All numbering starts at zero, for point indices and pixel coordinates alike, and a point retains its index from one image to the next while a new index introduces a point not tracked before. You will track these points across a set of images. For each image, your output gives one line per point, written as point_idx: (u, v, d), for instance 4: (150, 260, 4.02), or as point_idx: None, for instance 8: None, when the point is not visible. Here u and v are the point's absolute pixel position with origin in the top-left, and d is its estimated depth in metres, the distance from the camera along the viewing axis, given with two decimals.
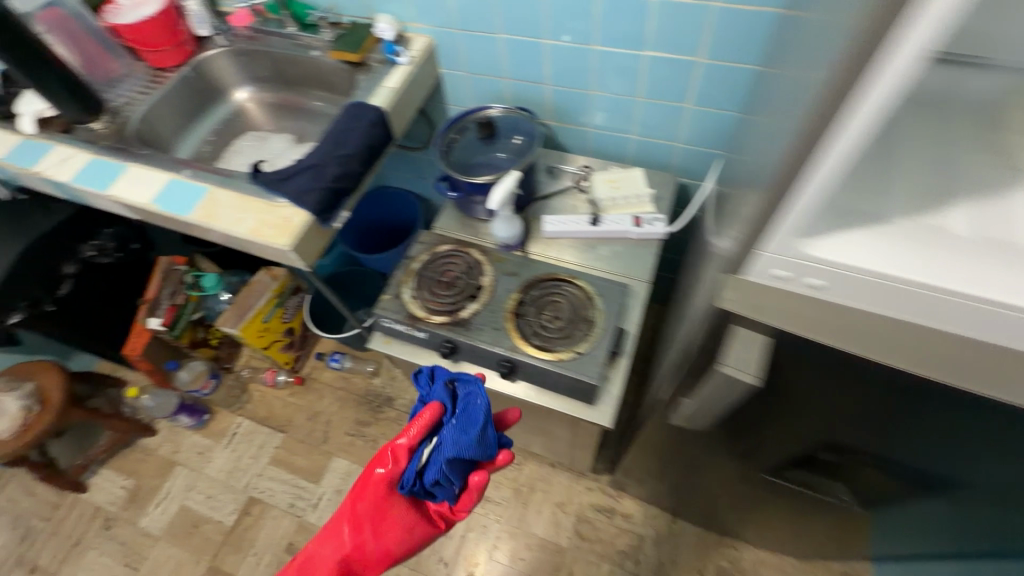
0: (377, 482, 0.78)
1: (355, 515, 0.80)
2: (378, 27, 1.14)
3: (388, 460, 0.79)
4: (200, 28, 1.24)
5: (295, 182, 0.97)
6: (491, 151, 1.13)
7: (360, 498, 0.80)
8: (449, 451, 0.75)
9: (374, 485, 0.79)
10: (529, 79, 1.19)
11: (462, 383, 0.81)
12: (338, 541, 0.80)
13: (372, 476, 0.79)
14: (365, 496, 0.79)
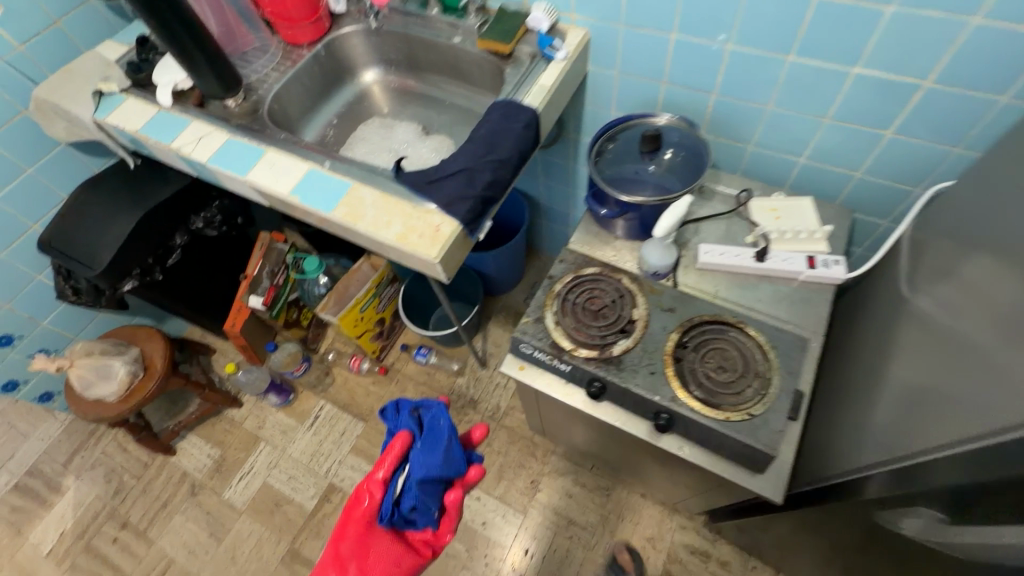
0: (355, 520, 0.82)
1: (336, 556, 0.82)
2: (534, 16, 1.03)
3: (362, 497, 0.82)
4: (337, 4, 1.17)
5: (446, 186, 0.89)
6: (645, 164, 1.04)
7: (342, 539, 0.82)
8: (418, 474, 0.81)
9: (354, 521, 0.82)
10: (694, 87, 1.05)
11: (426, 408, 0.90)
12: None
13: (350, 515, 0.83)
14: (346, 535, 0.82)
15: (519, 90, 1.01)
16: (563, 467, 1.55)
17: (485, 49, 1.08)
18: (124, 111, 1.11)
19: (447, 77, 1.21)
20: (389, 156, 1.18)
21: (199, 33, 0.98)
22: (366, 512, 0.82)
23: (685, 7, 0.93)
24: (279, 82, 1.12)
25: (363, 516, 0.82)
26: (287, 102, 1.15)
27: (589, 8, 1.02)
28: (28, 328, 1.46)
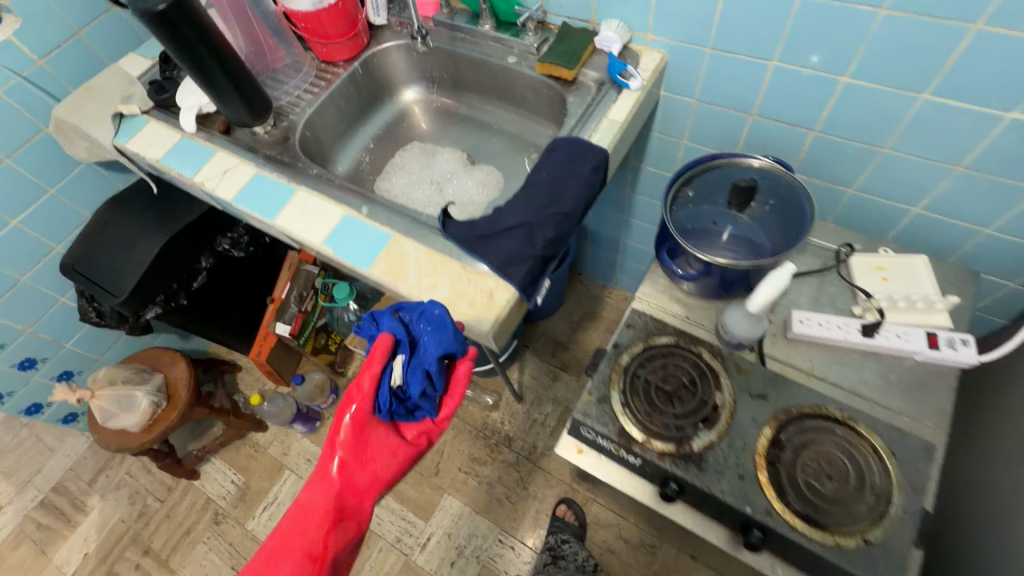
0: (347, 420, 0.69)
1: (323, 458, 0.70)
2: (603, 36, 0.90)
3: (352, 394, 0.70)
4: (377, 16, 1.05)
5: (500, 244, 0.76)
6: (725, 214, 0.90)
7: (329, 446, 0.70)
8: (434, 352, 0.68)
9: (345, 431, 0.69)
10: (789, 121, 0.90)
11: (412, 306, 0.73)
12: (322, 483, 0.70)
13: (339, 421, 0.69)
14: (340, 426, 0.69)
15: (585, 125, 0.86)
16: (605, 517, 1.44)
17: (545, 74, 0.94)
18: (145, 137, 1.01)
19: (496, 100, 1.08)
20: (431, 189, 1.05)
21: (225, 55, 0.87)
22: (358, 403, 0.69)
23: (794, 30, 0.77)
24: (311, 107, 1.01)
25: (357, 416, 0.70)
26: (320, 127, 1.03)
27: (669, 27, 0.87)
28: (51, 351, 1.40)
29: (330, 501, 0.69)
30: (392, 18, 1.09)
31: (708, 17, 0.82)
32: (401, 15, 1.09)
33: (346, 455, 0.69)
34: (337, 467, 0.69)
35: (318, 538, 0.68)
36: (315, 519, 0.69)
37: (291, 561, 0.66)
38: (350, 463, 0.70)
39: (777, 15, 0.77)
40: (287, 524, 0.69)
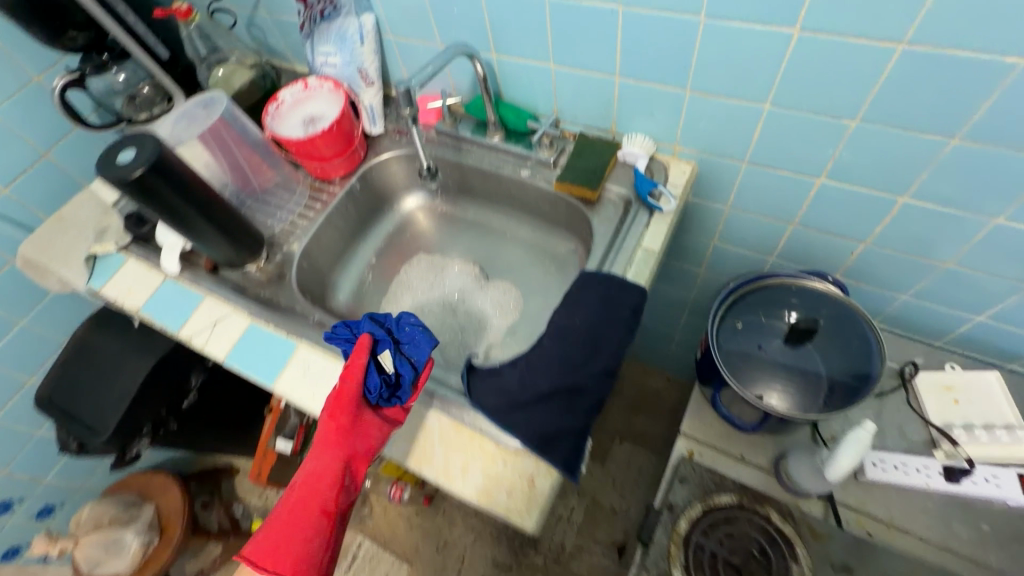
0: (340, 402, 0.64)
1: (324, 431, 0.64)
2: (627, 151, 0.82)
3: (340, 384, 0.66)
4: (373, 126, 0.98)
5: (536, 417, 0.67)
6: (772, 339, 0.80)
7: (327, 422, 0.64)
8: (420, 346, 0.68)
9: (338, 411, 0.64)
10: (837, 232, 0.82)
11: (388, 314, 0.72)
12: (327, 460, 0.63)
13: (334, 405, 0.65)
14: (331, 409, 0.64)
15: (616, 256, 0.78)
16: None
17: (565, 192, 0.86)
18: (123, 281, 0.91)
19: (507, 207, 0.99)
20: (443, 311, 0.96)
21: (212, 203, 0.78)
22: (347, 389, 0.65)
23: (845, 154, 0.70)
24: (307, 235, 0.92)
25: (349, 399, 0.65)
26: (318, 254, 0.94)
27: (699, 141, 0.79)
28: (28, 489, 1.27)
29: (337, 467, 0.63)
30: (389, 125, 1.01)
31: (745, 135, 0.74)
32: (399, 122, 1.00)
33: (346, 428, 0.64)
34: (338, 437, 0.63)
35: (331, 499, 0.62)
36: (326, 482, 0.62)
37: (306, 524, 0.60)
38: (351, 434, 0.64)
39: (826, 139, 0.69)
40: (293, 493, 0.62)
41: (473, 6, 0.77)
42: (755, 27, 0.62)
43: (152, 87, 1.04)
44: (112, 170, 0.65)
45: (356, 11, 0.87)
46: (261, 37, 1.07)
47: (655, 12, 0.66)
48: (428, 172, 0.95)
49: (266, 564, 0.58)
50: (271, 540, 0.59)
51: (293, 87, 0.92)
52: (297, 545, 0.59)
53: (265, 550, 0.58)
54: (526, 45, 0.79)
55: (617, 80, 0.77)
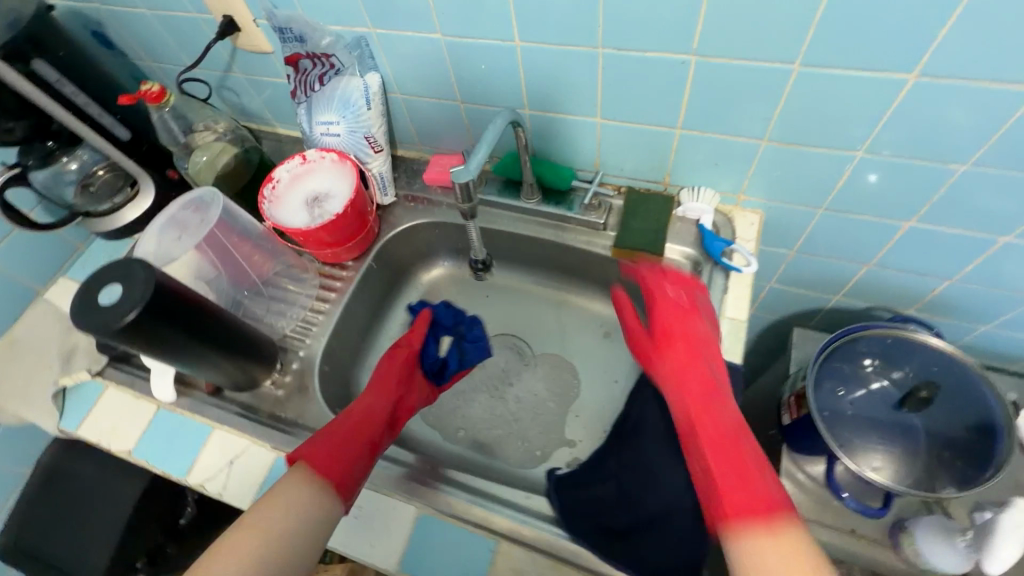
0: (402, 358, 0.79)
1: (379, 378, 0.74)
2: (688, 207, 0.74)
3: (404, 346, 0.81)
4: (383, 195, 0.86)
5: (654, 548, 0.56)
6: (858, 390, 0.74)
7: (387, 372, 0.76)
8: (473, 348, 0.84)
9: (397, 363, 0.78)
10: (918, 271, 0.75)
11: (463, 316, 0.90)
12: (381, 395, 0.72)
13: (393, 358, 0.78)
14: (394, 360, 0.78)
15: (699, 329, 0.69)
16: None
17: (622, 257, 0.78)
18: (106, 417, 0.75)
19: (543, 269, 0.89)
20: (489, 398, 0.83)
21: (218, 328, 0.63)
22: (411, 348, 0.81)
23: (945, 197, 0.63)
24: (325, 335, 0.78)
25: (408, 357, 0.79)
26: (338, 351, 0.81)
27: (769, 189, 0.71)
28: None
29: (388, 406, 0.70)
30: (400, 191, 0.89)
31: (827, 182, 0.67)
32: (412, 186, 0.89)
33: (400, 377, 0.76)
34: (391, 383, 0.74)
35: (379, 434, 0.66)
36: (378, 416, 0.68)
37: (355, 447, 0.62)
38: (402, 385, 0.75)
39: (924, 181, 0.63)
40: (347, 418, 0.66)
41: (508, 61, 0.67)
42: (855, 75, 0.55)
43: (110, 171, 0.87)
44: (95, 314, 0.51)
45: (358, 70, 0.75)
46: (238, 102, 0.93)
47: (737, 62, 0.58)
48: (483, 266, 0.85)
49: (321, 465, 0.59)
50: (319, 450, 0.61)
51: (288, 163, 0.79)
52: (345, 462, 0.60)
53: (316, 458, 0.59)
54: (571, 100, 0.69)
55: (679, 133, 0.68)
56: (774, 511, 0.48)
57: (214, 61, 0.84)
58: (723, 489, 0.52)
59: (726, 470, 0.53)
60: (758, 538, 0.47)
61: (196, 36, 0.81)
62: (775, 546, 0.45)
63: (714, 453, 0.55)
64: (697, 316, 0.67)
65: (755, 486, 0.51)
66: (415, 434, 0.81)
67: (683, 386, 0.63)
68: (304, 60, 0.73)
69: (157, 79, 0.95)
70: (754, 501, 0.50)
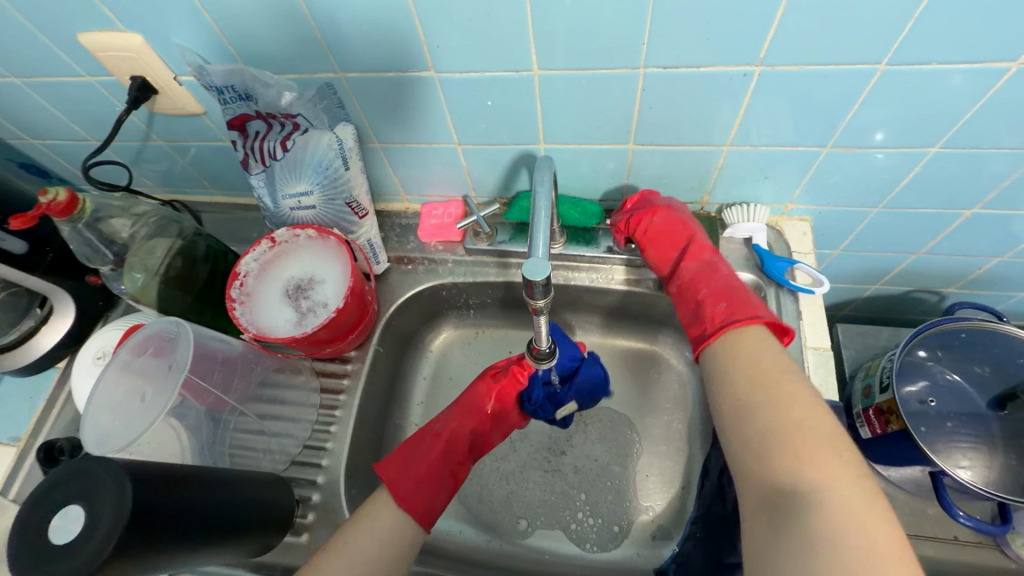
0: (508, 387, 0.68)
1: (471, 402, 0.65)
2: (737, 228, 0.67)
3: (512, 376, 0.67)
4: (377, 264, 0.72)
5: None
6: (924, 384, 0.70)
7: (483, 396, 0.66)
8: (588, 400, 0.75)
9: (500, 388, 0.67)
10: (967, 253, 0.72)
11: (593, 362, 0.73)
12: (472, 420, 0.64)
13: (495, 378, 0.68)
14: (498, 387, 0.67)
15: None
16: None
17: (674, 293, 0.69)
18: None
19: (574, 312, 0.78)
20: (544, 476, 0.72)
21: (221, 499, 0.48)
22: (518, 383, 0.68)
23: (1013, 182, 0.59)
24: (344, 451, 0.65)
25: (512, 391, 0.68)
26: (360, 465, 0.67)
27: (822, 195, 0.65)
28: None
29: (472, 434, 0.64)
30: (391, 253, 0.75)
31: (890, 180, 0.61)
32: (405, 246, 0.75)
33: (498, 407, 0.67)
34: (490, 410, 0.66)
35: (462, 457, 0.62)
36: (464, 445, 0.62)
37: (439, 482, 0.58)
38: (496, 416, 0.67)
39: (997, 170, 0.58)
40: (437, 443, 0.60)
41: (521, 95, 0.56)
42: (941, 69, 0.48)
43: (7, 291, 0.65)
44: (49, 563, 0.35)
45: (326, 124, 0.58)
46: (163, 173, 0.74)
47: (810, 67, 0.50)
48: (547, 353, 0.60)
49: (404, 486, 0.55)
50: (401, 469, 0.57)
51: (255, 251, 0.62)
52: (429, 493, 0.57)
53: (399, 481, 0.56)
54: (597, 129, 0.59)
55: (726, 150, 0.61)
56: (736, 323, 0.56)
57: (126, 133, 0.66)
58: (693, 321, 0.60)
59: (701, 313, 0.60)
60: (720, 345, 0.55)
61: (98, 105, 0.62)
62: (737, 340, 0.54)
63: (687, 302, 0.63)
64: (664, 212, 0.64)
65: (722, 308, 0.58)
66: (469, 538, 0.69)
67: (665, 266, 0.66)
68: (255, 121, 0.57)
69: (48, 159, 0.74)
70: (716, 321, 0.57)
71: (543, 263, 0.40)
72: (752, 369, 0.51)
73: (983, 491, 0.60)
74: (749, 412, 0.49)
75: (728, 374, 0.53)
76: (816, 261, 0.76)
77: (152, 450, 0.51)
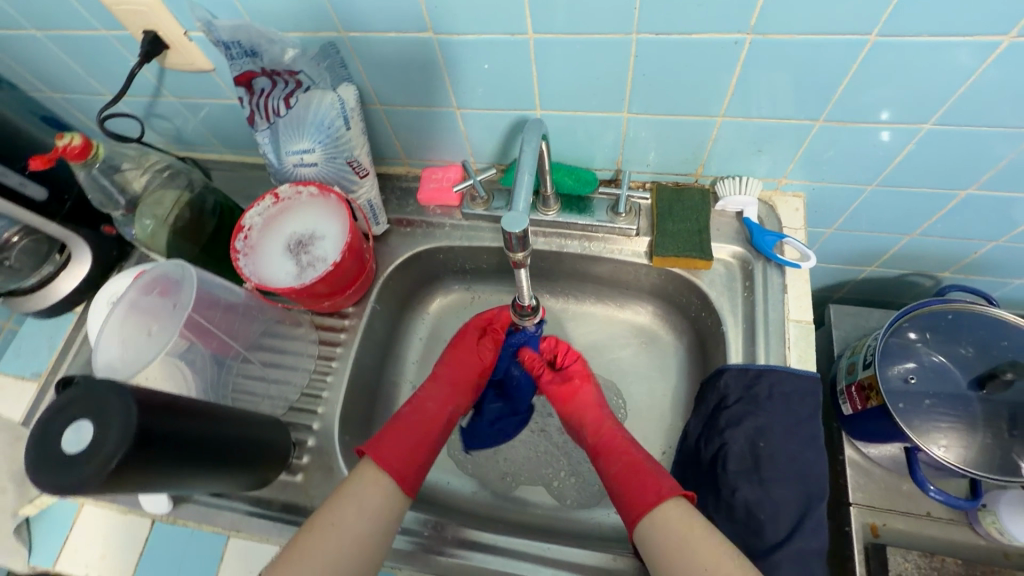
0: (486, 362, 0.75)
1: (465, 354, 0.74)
2: (728, 201, 0.68)
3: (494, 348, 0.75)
4: (376, 225, 0.74)
5: None
6: (911, 364, 0.71)
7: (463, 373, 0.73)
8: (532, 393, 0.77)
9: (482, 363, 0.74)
10: (963, 236, 0.72)
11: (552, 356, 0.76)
12: (449, 397, 0.70)
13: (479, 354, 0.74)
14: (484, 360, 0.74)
15: (763, 338, 0.63)
16: None
17: (663, 265, 0.70)
18: (91, 542, 0.63)
19: (566, 281, 0.80)
20: (530, 434, 0.76)
21: (220, 433, 0.51)
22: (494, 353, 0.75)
23: (1008, 162, 0.59)
24: (339, 400, 0.68)
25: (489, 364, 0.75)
26: (354, 415, 0.71)
27: (816, 171, 0.65)
28: None
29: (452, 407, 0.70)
30: (391, 215, 0.77)
31: (884, 157, 0.62)
32: (404, 209, 0.77)
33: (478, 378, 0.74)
34: (469, 386, 0.73)
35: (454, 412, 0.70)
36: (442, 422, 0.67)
37: (421, 451, 0.63)
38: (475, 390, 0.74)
39: (993, 149, 0.58)
40: (422, 418, 0.65)
41: (517, 58, 0.57)
42: (937, 42, 0.48)
43: (28, 235, 0.70)
44: (67, 471, 0.39)
45: (329, 84, 0.60)
46: (175, 130, 0.77)
47: (802, 36, 0.50)
48: (528, 311, 0.66)
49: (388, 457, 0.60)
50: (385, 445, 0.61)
51: (259, 205, 0.65)
52: (413, 461, 0.61)
53: (383, 452, 0.60)
54: (592, 95, 0.61)
55: (719, 121, 0.61)
56: (665, 492, 0.56)
57: (138, 87, 0.69)
58: (621, 501, 0.59)
59: (631, 483, 0.59)
60: (654, 517, 0.55)
61: (112, 58, 0.65)
62: (668, 512, 0.54)
63: (610, 465, 0.63)
64: (590, 385, 0.72)
65: (649, 476, 0.58)
66: (454, 489, 0.73)
67: (587, 423, 0.68)
68: (261, 78, 0.59)
69: (67, 112, 0.77)
70: (648, 490, 0.57)
71: (521, 217, 0.42)
72: (687, 538, 0.52)
73: (956, 468, 0.62)
74: (691, 550, 0.51)
75: (666, 544, 0.52)
76: (808, 239, 0.76)
77: (160, 382, 0.55)
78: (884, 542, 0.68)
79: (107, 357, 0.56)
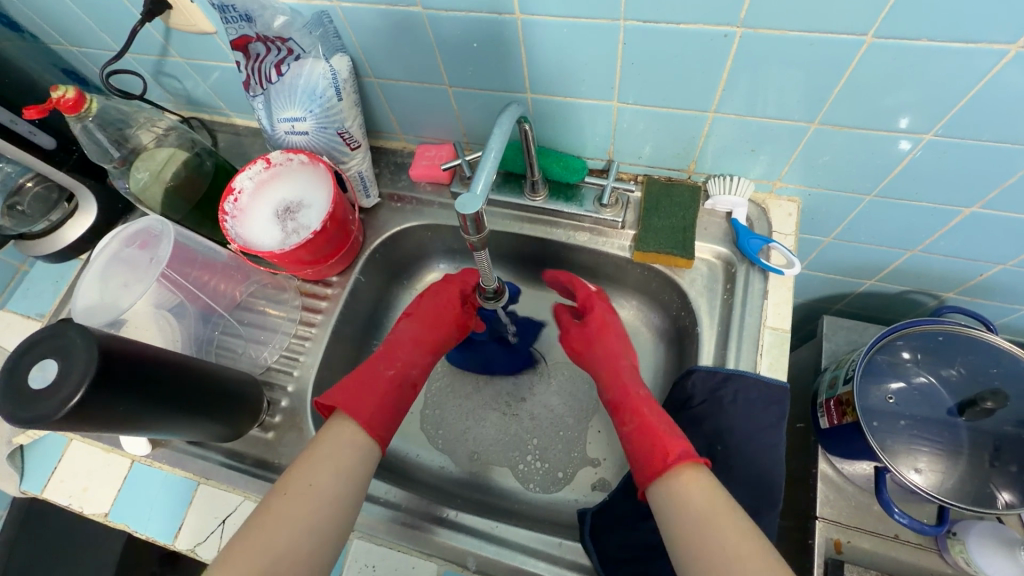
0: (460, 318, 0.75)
1: (431, 312, 0.73)
2: (716, 200, 0.67)
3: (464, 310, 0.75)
4: (367, 198, 0.75)
5: None
6: (895, 382, 0.69)
7: (417, 332, 0.71)
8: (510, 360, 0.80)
9: (450, 317, 0.74)
10: (966, 256, 0.68)
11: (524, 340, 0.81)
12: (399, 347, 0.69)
13: (449, 311, 0.74)
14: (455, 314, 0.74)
15: (735, 342, 0.62)
16: None
17: (644, 260, 0.70)
18: (75, 476, 0.67)
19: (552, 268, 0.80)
20: (501, 417, 0.76)
21: (191, 381, 0.54)
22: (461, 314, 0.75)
23: (1013, 181, 0.56)
24: (315, 365, 0.70)
25: (459, 321, 0.75)
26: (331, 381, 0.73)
27: (812, 176, 0.63)
28: None
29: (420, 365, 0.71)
30: (384, 190, 0.78)
31: (883, 166, 0.59)
32: (397, 184, 0.78)
33: (433, 329, 0.73)
34: (432, 339, 0.72)
35: (416, 374, 0.69)
36: (409, 381, 0.68)
37: (392, 406, 0.64)
38: (439, 342, 0.73)
39: (999, 166, 0.54)
40: (391, 374, 0.66)
41: (507, 39, 0.57)
42: (936, 47, 0.46)
43: (41, 182, 0.74)
44: (29, 405, 0.41)
45: (322, 54, 0.61)
46: (183, 92, 0.80)
47: (793, 34, 0.48)
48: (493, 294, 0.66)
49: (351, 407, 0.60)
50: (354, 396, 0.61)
51: (250, 169, 0.66)
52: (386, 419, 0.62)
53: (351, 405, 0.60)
54: (580, 82, 0.59)
55: (711, 117, 0.59)
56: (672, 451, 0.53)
57: (147, 46, 0.71)
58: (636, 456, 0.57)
59: (641, 442, 0.57)
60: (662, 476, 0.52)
61: (122, 16, 0.67)
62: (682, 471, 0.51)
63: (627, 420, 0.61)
64: (610, 332, 0.71)
65: (661, 432, 0.55)
66: (422, 462, 0.74)
67: (609, 377, 0.67)
68: (255, 44, 0.59)
69: (85, 69, 0.80)
70: (655, 449, 0.54)
71: (476, 199, 0.43)
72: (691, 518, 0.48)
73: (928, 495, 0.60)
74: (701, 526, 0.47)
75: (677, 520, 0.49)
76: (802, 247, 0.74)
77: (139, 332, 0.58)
78: (846, 559, 0.67)
79: (90, 302, 0.60)
